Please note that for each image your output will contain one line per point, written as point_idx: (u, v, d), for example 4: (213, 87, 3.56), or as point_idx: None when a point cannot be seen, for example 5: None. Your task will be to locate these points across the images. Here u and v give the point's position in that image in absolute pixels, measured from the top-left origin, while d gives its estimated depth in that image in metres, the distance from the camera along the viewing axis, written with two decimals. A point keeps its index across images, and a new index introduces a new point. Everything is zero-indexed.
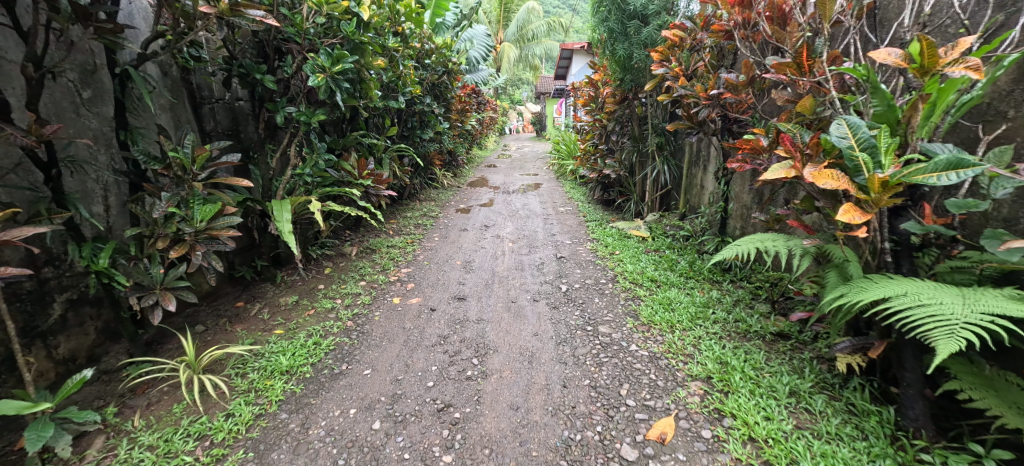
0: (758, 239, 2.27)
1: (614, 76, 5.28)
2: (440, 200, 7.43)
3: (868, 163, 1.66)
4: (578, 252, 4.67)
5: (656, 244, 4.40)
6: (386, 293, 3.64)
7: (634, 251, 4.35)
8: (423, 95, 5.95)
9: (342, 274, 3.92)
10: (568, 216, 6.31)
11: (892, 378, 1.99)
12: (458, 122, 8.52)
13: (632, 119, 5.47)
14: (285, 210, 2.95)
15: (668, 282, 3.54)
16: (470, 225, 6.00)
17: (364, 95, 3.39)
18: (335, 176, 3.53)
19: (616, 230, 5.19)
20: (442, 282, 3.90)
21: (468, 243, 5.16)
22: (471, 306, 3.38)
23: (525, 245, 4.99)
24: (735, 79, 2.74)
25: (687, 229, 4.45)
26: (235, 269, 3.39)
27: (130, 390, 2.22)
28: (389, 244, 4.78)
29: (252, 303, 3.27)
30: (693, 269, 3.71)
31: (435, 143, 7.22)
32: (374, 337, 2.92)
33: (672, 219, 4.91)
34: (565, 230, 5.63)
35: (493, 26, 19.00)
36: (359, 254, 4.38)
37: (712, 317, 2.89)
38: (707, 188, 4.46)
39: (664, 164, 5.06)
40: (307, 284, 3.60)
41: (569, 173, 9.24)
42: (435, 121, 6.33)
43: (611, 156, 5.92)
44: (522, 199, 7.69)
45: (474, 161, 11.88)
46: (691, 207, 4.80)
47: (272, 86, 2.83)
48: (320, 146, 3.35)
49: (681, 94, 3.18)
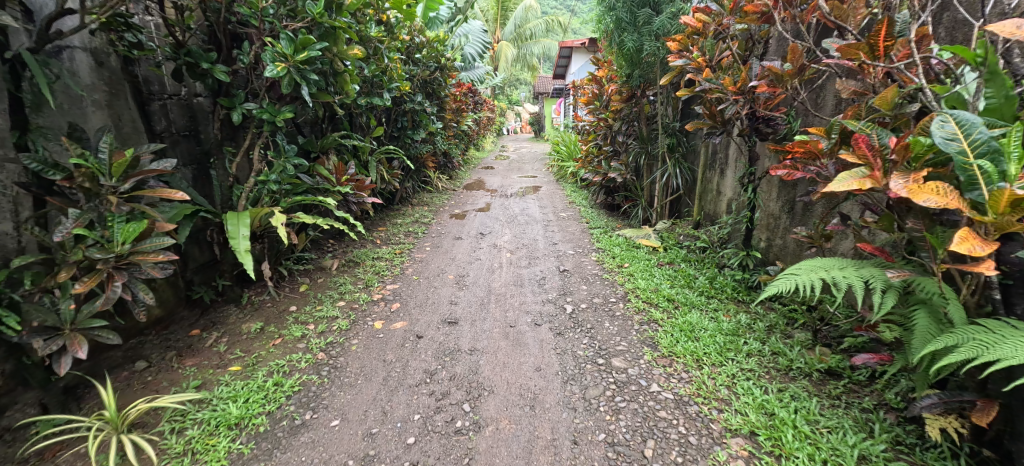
0: (815, 264, 1.85)
1: (621, 72, 4.85)
2: (433, 205, 7.00)
3: (990, 173, 1.29)
4: (584, 265, 4.24)
5: (669, 257, 3.98)
6: (367, 315, 3.21)
7: (646, 265, 3.93)
8: (414, 92, 5.51)
9: (320, 292, 3.49)
10: (570, 223, 5.88)
11: (991, 444, 1.59)
12: (453, 122, 8.08)
13: (640, 118, 5.06)
14: (244, 223, 2.52)
15: (688, 303, 3.12)
16: (465, 232, 5.57)
17: (340, 90, 2.96)
18: (310, 183, 3.10)
19: (624, 239, 4.77)
20: (431, 301, 3.47)
21: (462, 254, 4.72)
22: (463, 332, 2.94)
23: (525, 256, 4.56)
24: (779, 68, 2.35)
25: (704, 240, 4.03)
26: (192, 291, 2.95)
27: (37, 455, 1.80)
28: (375, 256, 4.35)
29: (210, 331, 2.84)
30: (715, 287, 3.29)
31: (428, 144, 6.77)
32: (347, 374, 2.48)
33: (685, 228, 4.49)
34: (567, 238, 5.21)
35: (490, 25, 18.57)
36: (341, 268, 3.95)
37: (745, 349, 2.47)
38: (726, 194, 4.04)
39: (676, 167, 4.64)
40: (278, 307, 3.17)
41: (569, 175, 8.79)
42: (427, 121, 5.89)
43: (617, 159, 5.50)
44: (520, 203, 7.26)
45: (470, 163, 11.43)
46: (706, 214, 4.39)
47: (226, 78, 2.40)
48: (290, 148, 2.92)
49: (705, 89, 2.77)
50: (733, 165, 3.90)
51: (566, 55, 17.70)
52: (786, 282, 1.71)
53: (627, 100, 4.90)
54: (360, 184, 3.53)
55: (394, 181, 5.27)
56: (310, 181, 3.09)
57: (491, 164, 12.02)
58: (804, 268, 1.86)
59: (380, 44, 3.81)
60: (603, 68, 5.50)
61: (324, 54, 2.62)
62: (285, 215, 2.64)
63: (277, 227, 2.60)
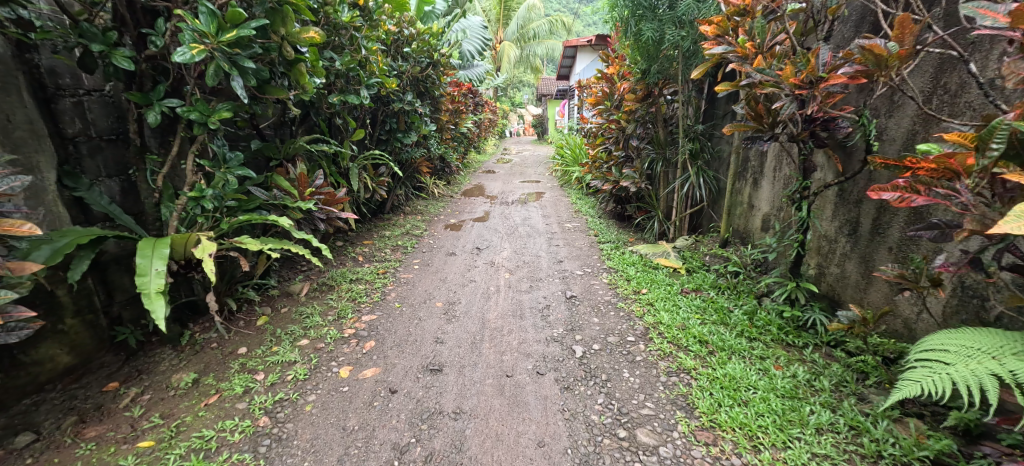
0: (978, 345, 1.63)
1: (636, 67, 4.28)
2: (427, 214, 6.43)
3: None
4: (594, 290, 3.66)
5: (695, 282, 3.40)
6: (334, 358, 2.64)
7: (667, 292, 3.35)
8: (403, 91, 4.94)
9: (282, 326, 2.93)
10: (577, 236, 5.30)
11: None
12: (450, 124, 7.52)
13: (658, 120, 4.48)
14: (164, 245, 1.96)
15: (725, 347, 2.54)
16: (460, 247, 4.99)
17: (296, 84, 2.41)
18: (264, 199, 2.55)
19: (638, 258, 4.21)
20: (413, 339, 2.90)
21: (455, 273, 4.15)
22: (448, 385, 2.37)
23: (527, 277, 3.98)
24: (882, 47, 1.76)
25: (736, 262, 3.44)
26: (115, 332, 2.41)
27: None
28: (354, 278, 3.78)
29: (131, 384, 2.27)
30: (756, 326, 2.72)
31: (422, 147, 6.21)
32: (293, 452, 1.92)
33: (710, 246, 3.91)
34: (573, 254, 4.64)
35: (492, 25, 17.99)
36: (310, 294, 3.39)
37: (813, 423, 1.91)
38: (763, 209, 3.45)
39: (700, 176, 4.07)
40: (224, 349, 2.61)
41: (574, 181, 8.20)
42: (419, 123, 5.32)
43: (629, 165, 4.91)
44: (522, 212, 6.69)
45: (469, 166, 10.85)
46: (735, 230, 3.80)
47: (133, 67, 1.86)
48: (233, 156, 2.37)
49: (754, 81, 2.18)
50: (772, 175, 3.32)
51: (570, 54, 17.13)
52: (951, 387, 1.54)
53: (642, 99, 4.37)
54: (332, 198, 2.97)
55: (380, 191, 4.70)
56: (264, 196, 2.54)
57: (492, 168, 11.52)
58: (961, 349, 1.65)
59: (355, 31, 3.24)
60: (615, 64, 4.92)
61: (268, 36, 2.06)
62: (214, 243, 2.06)
63: (202, 259, 2.01)
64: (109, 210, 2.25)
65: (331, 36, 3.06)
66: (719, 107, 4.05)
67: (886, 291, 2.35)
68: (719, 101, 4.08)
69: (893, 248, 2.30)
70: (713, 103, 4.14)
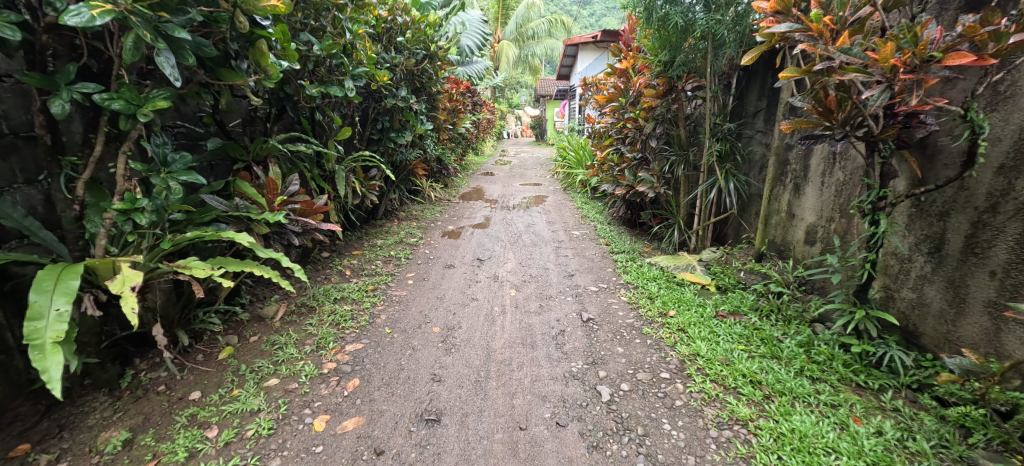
0: None
1: (656, 59, 3.84)
2: (423, 220, 5.96)
3: None
4: (613, 310, 3.20)
5: (731, 303, 2.95)
6: (308, 404, 2.17)
7: (700, 315, 2.90)
8: (397, 85, 4.47)
9: (249, 360, 2.46)
10: (586, 245, 4.85)
11: None
12: (447, 124, 7.04)
13: (679, 118, 4.03)
14: (75, 277, 1.54)
15: (785, 391, 2.09)
16: (459, 257, 4.53)
17: (258, 68, 1.94)
18: (222, 210, 2.14)
19: (659, 271, 3.77)
20: (405, 375, 2.44)
21: (455, 289, 3.69)
22: (447, 444, 1.92)
23: (535, 294, 3.51)
24: None
25: (777, 281, 3.00)
26: (35, 376, 1.90)
27: None
28: (338, 297, 3.30)
29: (42, 451, 1.80)
30: (816, 363, 2.27)
31: (417, 148, 5.74)
32: None
33: (743, 260, 3.46)
34: (585, 266, 4.20)
35: (489, 24, 17.52)
36: (286, 318, 2.92)
37: None
38: (808, 219, 3.01)
39: (730, 180, 3.63)
40: (172, 394, 2.16)
41: (578, 184, 7.75)
42: (415, 121, 4.85)
43: (645, 168, 4.47)
44: (525, 217, 6.23)
45: (466, 168, 10.34)
46: (771, 242, 3.36)
47: (23, 37, 1.41)
48: (177, 157, 1.89)
49: (835, 64, 1.74)
50: (820, 181, 2.88)
51: (570, 53, 16.68)
52: None
53: (662, 95, 3.93)
54: (310, 206, 2.52)
55: (370, 196, 4.23)
56: (222, 207, 2.13)
57: (491, 171, 11.04)
58: None
59: (338, 12, 2.80)
60: (629, 57, 4.47)
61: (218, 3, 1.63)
62: (138, 274, 1.62)
63: (123, 295, 1.57)
64: (24, 225, 1.68)
65: (309, 17, 2.61)
66: (749, 104, 3.62)
67: (985, 326, 1.91)
68: (749, 96, 3.65)
69: (997, 273, 1.86)
70: (742, 99, 3.71)
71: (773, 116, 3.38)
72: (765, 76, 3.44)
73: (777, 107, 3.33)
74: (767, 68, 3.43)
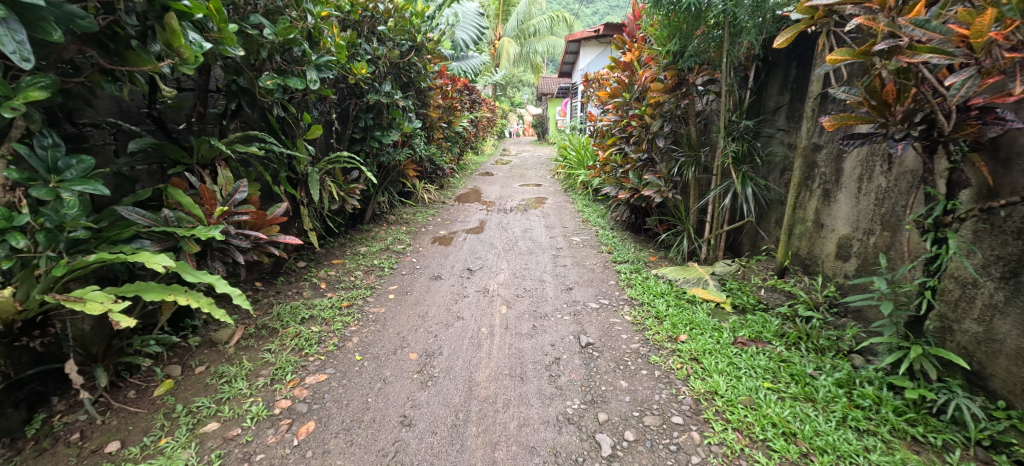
0: None
1: (664, 50, 3.46)
2: (413, 224, 5.58)
3: None
4: (616, 333, 2.82)
5: (752, 328, 2.57)
6: (248, 459, 1.82)
7: (716, 342, 2.52)
8: (380, 80, 4.11)
9: (190, 398, 2.11)
10: (587, 253, 4.47)
11: None
12: (441, 122, 6.65)
13: (690, 115, 3.64)
14: None
15: (828, 448, 1.73)
16: (448, 267, 4.17)
17: (171, 50, 1.68)
18: (144, 225, 1.78)
19: (667, 285, 3.39)
20: (370, 416, 2.08)
21: (440, 304, 3.32)
22: None
23: (529, 313, 3.14)
24: None
25: (805, 302, 2.62)
26: None
27: None
28: (306, 316, 2.94)
29: None
30: (861, 409, 1.90)
31: (407, 147, 5.37)
32: None
33: (762, 275, 3.08)
34: (585, 278, 3.82)
35: (490, 20, 17.05)
36: (242, 343, 2.56)
37: None
38: (842, 231, 2.63)
39: (748, 184, 3.23)
40: (85, 445, 1.81)
41: (580, 185, 7.37)
42: (402, 119, 4.48)
43: (651, 171, 4.08)
44: (522, 221, 5.86)
45: (463, 169, 9.96)
46: (795, 255, 2.98)
47: None
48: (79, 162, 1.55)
49: (912, 46, 1.52)
50: (857, 187, 2.52)
51: (573, 50, 16.23)
52: None
53: (672, 89, 3.55)
54: (262, 217, 2.18)
55: (350, 200, 3.86)
56: (143, 221, 1.77)
57: (490, 171, 10.65)
58: None
59: None
60: (634, 48, 4.08)
61: None
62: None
63: None
64: None
65: None
66: (770, 98, 3.24)
67: None
68: (769, 90, 3.26)
69: None
70: (761, 93, 3.33)
71: (797, 113, 2.99)
72: (789, 66, 3.06)
73: (802, 102, 2.94)
74: (792, 58, 3.05)
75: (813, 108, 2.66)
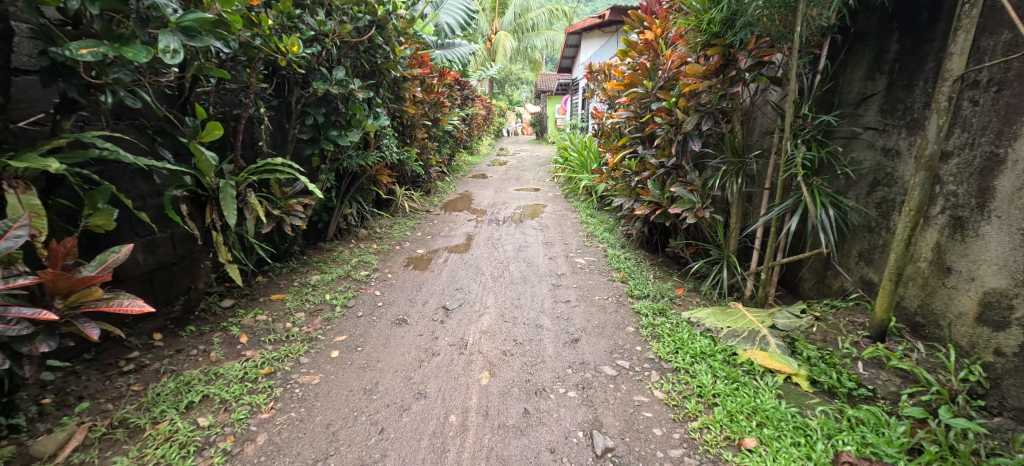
0: None
1: (704, 21, 2.58)
2: (386, 241, 4.67)
3: None
4: (644, 427, 1.94)
5: (863, 436, 1.68)
6: None
7: (809, 461, 1.64)
8: (331, 64, 3.19)
9: None
10: (594, 281, 3.58)
11: None
12: (426, 119, 5.71)
13: (737, 108, 2.74)
14: None
15: None
16: (420, 303, 3.26)
17: None
18: None
19: (706, 336, 2.50)
20: None
21: (399, 367, 2.42)
22: None
23: (519, 384, 2.25)
24: None
25: (936, 393, 1.75)
26: None
27: None
28: (197, 399, 2.04)
29: None
30: None
31: (377, 149, 4.46)
32: None
33: (849, 334, 2.19)
34: (595, 321, 2.93)
35: (487, 10, 16.02)
36: (74, 459, 1.71)
37: None
38: (990, 283, 1.74)
39: (825, 203, 2.33)
40: None
41: (583, 191, 6.45)
42: (364, 114, 3.57)
43: (680, 181, 3.17)
44: (517, 236, 4.95)
45: (454, 171, 9.04)
46: (898, 307, 2.10)
47: None
48: None
49: None
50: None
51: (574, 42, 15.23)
52: None
53: (714, 74, 2.66)
54: (64, 277, 1.52)
55: (289, 220, 2.96)
56: None
57: (484, 172, 9.70)
58: None
59: None
60: (658, 25, 3.19)
61: None
62: None
63: None
64: None
65: None
66: (852, 83, 2.36)
67: None
68: (850, 74, 2.37)
69: None
70: (839, 78, 2.43)
71: (901, 105, 2.11)
72: (886, 39, 2.19)
73: (911, 89, 2.06)
74: (892, 28, 2.17)
75: (949, 97, 1.78)
